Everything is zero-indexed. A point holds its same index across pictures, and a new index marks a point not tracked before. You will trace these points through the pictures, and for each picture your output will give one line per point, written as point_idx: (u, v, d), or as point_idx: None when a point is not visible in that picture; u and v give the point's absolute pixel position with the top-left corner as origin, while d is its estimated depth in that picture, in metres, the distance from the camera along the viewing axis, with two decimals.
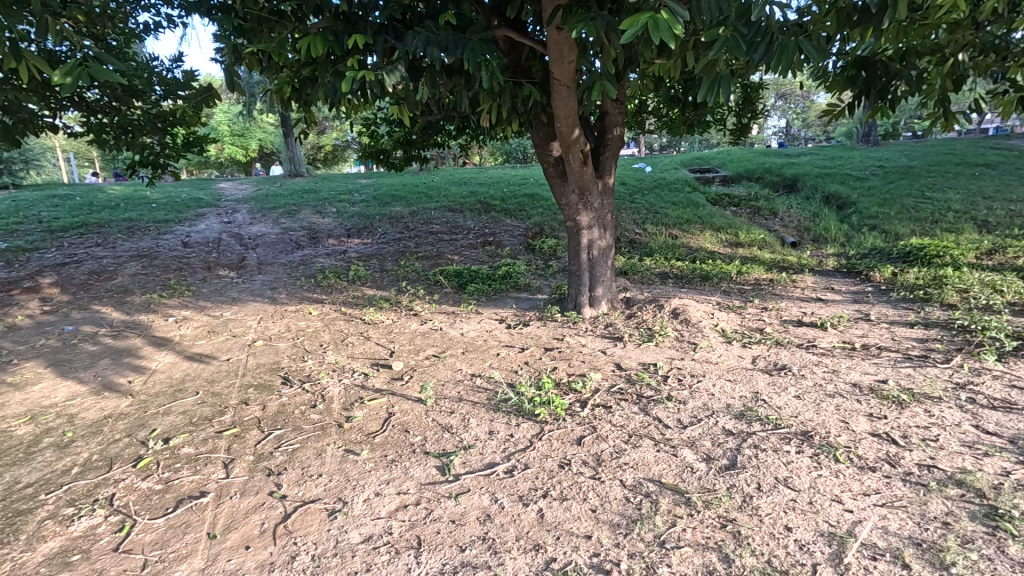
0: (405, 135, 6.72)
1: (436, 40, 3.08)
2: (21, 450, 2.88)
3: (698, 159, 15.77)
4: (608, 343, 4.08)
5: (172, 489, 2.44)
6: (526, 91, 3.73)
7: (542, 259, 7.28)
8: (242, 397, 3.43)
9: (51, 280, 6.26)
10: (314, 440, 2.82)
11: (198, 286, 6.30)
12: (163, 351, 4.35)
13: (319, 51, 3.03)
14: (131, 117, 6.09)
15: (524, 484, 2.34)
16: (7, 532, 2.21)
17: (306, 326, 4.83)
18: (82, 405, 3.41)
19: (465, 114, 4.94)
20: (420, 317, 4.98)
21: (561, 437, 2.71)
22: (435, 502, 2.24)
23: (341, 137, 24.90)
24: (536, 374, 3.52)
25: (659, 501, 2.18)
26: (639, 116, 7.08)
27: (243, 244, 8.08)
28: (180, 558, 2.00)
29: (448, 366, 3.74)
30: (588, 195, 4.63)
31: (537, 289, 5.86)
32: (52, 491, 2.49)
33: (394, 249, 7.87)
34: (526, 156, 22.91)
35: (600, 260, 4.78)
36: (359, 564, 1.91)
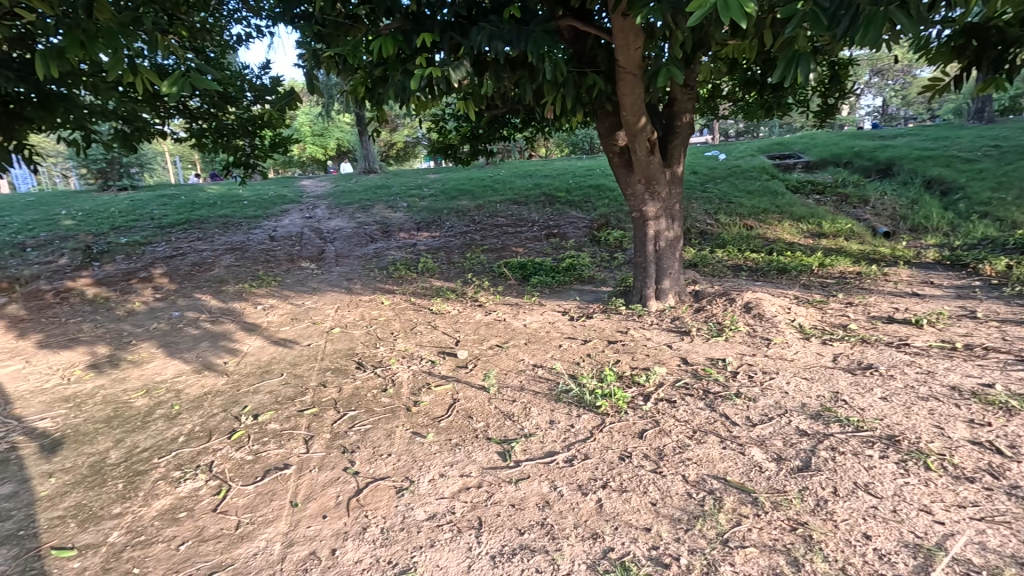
0: (471, 130, 6.86)
1: (499, 34, 3.13)
2: (139, 418, 3.29)
3: (778, 145, 14.79)
4: (675, 337, 3.97)
5: (261, 460, 2.69)
6: (591, 80, 3.69)
7: (608, 251, 7.17)
8: (321, 379, 3.70)
9: (162, 271, 7.02)
10: (385, 421, 2.99)
11: (283, 276, 6.81)
12: (253, 336, 4.77)
13: (389, 51, 3.18)
14: (227, 122, 6.66)
15: (584, 473, 2.35)
16: (128, 488, 2.54)
17: (378, 315, 5.10)
18: (187, 382, 3.83)
19: (530, 106, 4.96)
20: (485, 308, 5.10)
21: (622, 430, 2.68)
22: (496, 486, 2.31)
23: (412, 133, 25.78)
24: (598, 366, 3.51)
25: (723, 499, 2.11)
26: (712, 101, 6.74)
27: (322, 238, 8.62)
28: (267, 522, 2.20)
29: (510, 357, 3.81)
30: (655, 185, 4.51)
31: (601, 281, 5.80)
32: (163, 456, 2.82)
33: (461, 242, 8.07)
34: (592, 147, 22.50)
35: (667, 251, 4.66)
36: (423, 540, 2.01)
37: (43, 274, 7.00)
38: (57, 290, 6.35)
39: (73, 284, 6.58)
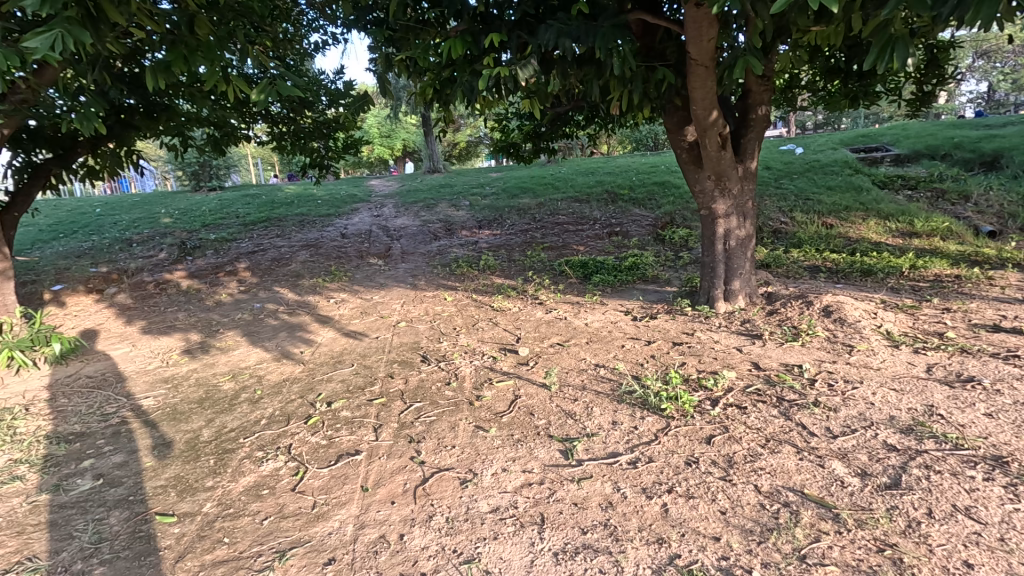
0: (534, 128, 6.88)
1: (567, 31, 3.12)
2: (227, 401, 3.58)
3: (863, 137, 13.70)
4: (745, 340, 3.79)
5: (335, 445, 2.85)
6: (660, 75, 3.59)
7: (673, 250, 6.96)
8: (389, 371, 3.86)
9: (245, 265, 7.57)
10: (449, 414, 3.07)
11: (352, 272, 7.15)
12: (326, 327, 5.05)
13: (458, 53, 3.26)
14: (304, 126, 7.05)
15: (648, 477, 2.30)
16: (219, 464, 2.78)
17: (441, 311, 5.23)
18: (267, 368, 4.12)
19: (595, 103, 4.91)
20: (545, 306, 5.10)
21: (689, 434, 2.60)
22: (559, 484, 2.31)
23: (475, 133, 26.16)
24: (663, 368, 3.42)
25: (800, 513, 2.00)
26: (790, 92, 6.36)
27: (388, 235, 8.95)
28: (340, 504, 2.33)
29: (572, 355, 3.79)
30: (726, 181, 4.32)
31: (666, 281, 5.64)
32: (248, 436, 3.05)
33: (521, 240, 8.11)
34: (657, 143, 21.84)
35: (738, 251, 4.45)
36: (487, 532, 2.05)
37: (146, 267, 7.75)
38: (158, 282, 7.02)
39: (170, 276, 7.24)
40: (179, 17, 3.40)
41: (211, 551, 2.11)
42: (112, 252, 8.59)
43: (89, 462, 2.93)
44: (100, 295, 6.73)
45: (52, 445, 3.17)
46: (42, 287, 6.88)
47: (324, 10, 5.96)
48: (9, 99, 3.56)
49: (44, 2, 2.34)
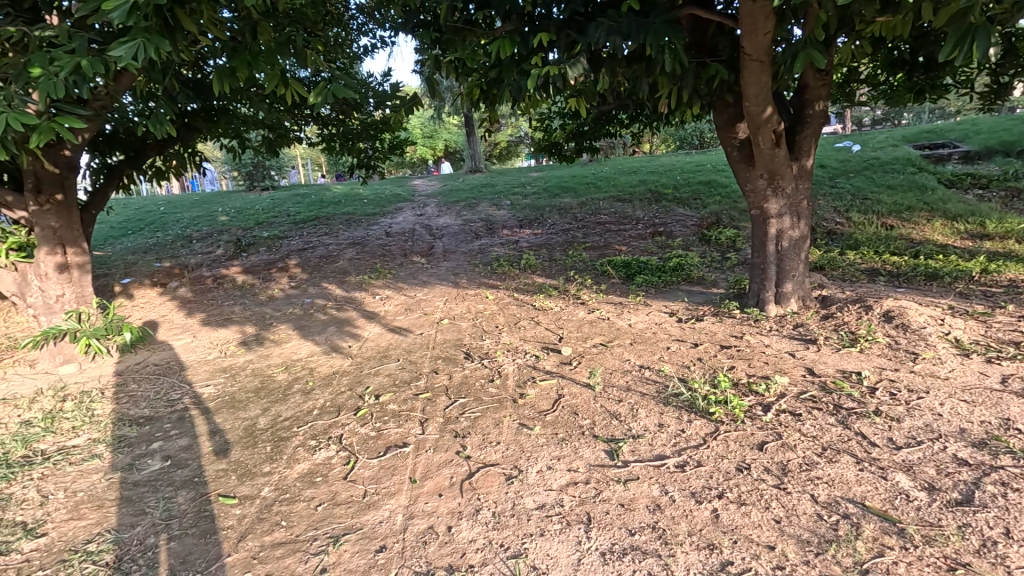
0: (577, 127, 6.84)
1: (618, 29, 3.09)
2: (281, 391, 3.75)
3: (929, 133, 12.89)
4: (798, 345, 3.66)
5: (383, 437, 2.93)
6: (712, 70, 3.51)
7: (719, 251, 6.77)
8: (433, 366, 3.93)
9: (296, 262, 7.88)
10: (493, 411, 3.11)
11: (396, 269, 7.32)
12: (372, 323, 5.20)
13: (507, 53, 3.29)
14: (352, 127, 7.26)
15: (697, 481, 2.26)
16: (275, 451, 2.91)
17: (483, 309, 5.29)
18: (317, 361, 4.28)
19: (641, 100, 4.83)
20: (587, 306, 5.07)
21: (739, 440, 2.54)
22: (604, 484, 2.30)
23: (516, 132, 26.15)
24: (711, 371, 3.33)
25: (861, 526, 1.92)
26: (848, 86, 6.06)
27: (431, 234, 9.10)
28: (389, 494, 2.39)
29: (615, 356, 3.75)
30: (779, 180, 4.17)
31: (712, 283, 5.50)
32: (301, 425, 3.18)
33: (563, 240, 8.07)
34: (702, 141, 21.26)
35: (791, 252, 4.29)
36: (533, 528, 2.07)
37: (205, 262, 8.19)
38: (215, 276, 7.40)
39: (227, 271, 7.62)
40: (245, 25, 3.58)
41: (270, 533, 2.22)
42: (175, 248, 9.12)
43: (158, 444, 3.13)
44: (164, 288, 7.16)
45: (125, 427, 3.40)
46: (113, 281, 7.38)
47: (374, 13, 6.14)
48: (89, 106, 3.72)
49: (129, 13, 2.50)
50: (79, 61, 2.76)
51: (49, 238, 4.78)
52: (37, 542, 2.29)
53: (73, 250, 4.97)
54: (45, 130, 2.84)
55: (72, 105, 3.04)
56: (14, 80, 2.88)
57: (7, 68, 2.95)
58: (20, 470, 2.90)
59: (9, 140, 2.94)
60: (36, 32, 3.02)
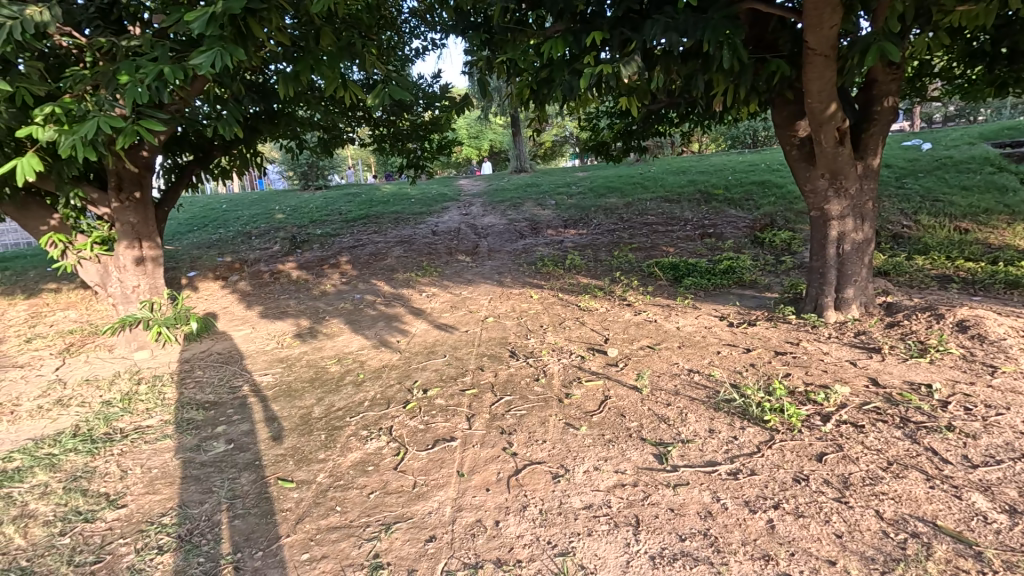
0: (625, 127, 6.76)
1: (675, 25, 3.03)
2: (334, 382, 3.90)
3: (1010, 130, 11.93)
4: (860, 354, 3.48)
5: (431, 430, 3.00)
6: (772, 67, 3.37)
7: (773, 254, 6.50)
8: (479, 363, 3.99)
9: (347, 259, 8.16)
10: (539, 409, 3.12)
11: (442, 267, 7.45)
12: (419, 319, 5.32)
13: (560, 52, 3.30)
14: (402, 129, 7.45)
15: (752, 489, 2.19)
16: (330, 439, 3.03)
17: (528, 308, 5.31)
18: (368, 355, 4.43)
19: (695, 98, 4.71)
20: (634, 307, 5.00)
21: (797, 449, 2.44)
22: (653, 488, 2.27)
23: (561, 132, 25.51)
24: (765, 378, 3.22)
25: (932, 546, 1.81)
26: (919, 80, 5.69)
27: (477, 233, 9.21)
28: (438, 486, 2.45)
29: (663, 359, 3.69)
30: (842, 180, 3.98)
31: (765, 286, 5.31)
32: (353, 416, 3.30)
33: (609, 240, 8.00)
34: (756, 140, 20.52)
35: (853, 255, 4.08)
36: (581, 527, 2.07)
37: (263, 257, 8.61)
38: (272, 271, 7.77)
39: (283, 267, 7.98)
40: (309, 31, 3.74)
41: (326, 517, 2.31)
42: (235, 244, 9.62)
43: (222, 427, 3.33)
44: (226, 281, 7.57)
45: (193, 410, 3.63)
46: (180, 274, 7.88)
47: (425, 16, 6.26)
48: (166, 109, 3.99)
49: (208, 23, 2.68)
50: (161, 68, 2.97)
51: (128, 233, 5.15)
52: (118, 512, 2.48)
53: (149, 244, 5.33)
54: (130, 132, 3.07)
55: (154, 109, 3.27)
56: (105, 87, 3.13)
57: (99, 75, 3.20)
58: (102, 445, 3.15)
59: (98, 142, 3.19)
60: (124, 42, 3.27)
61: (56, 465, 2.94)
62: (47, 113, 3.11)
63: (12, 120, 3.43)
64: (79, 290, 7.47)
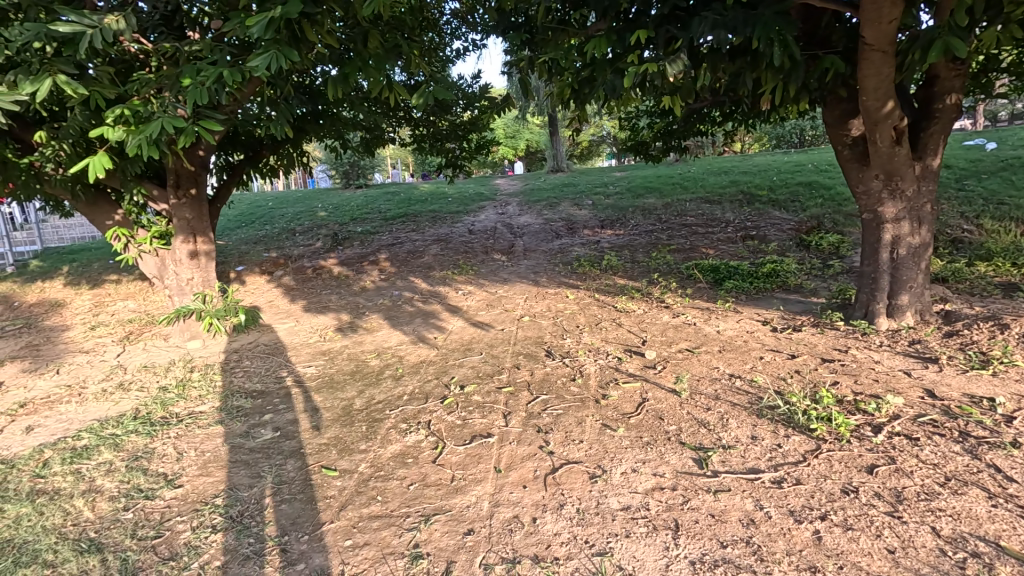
0: (666, 126, 6.65)
1: (723, 22, 2.96)
2: (374, 375, 4.01)
3: None
4: (915, 363, 3.32)
5: (469, 426, 3.04)
6: (826, 64, 3.22)
7: (820, 258, 6.27)
8: (515, 362, 4.01)
9: (386, 256, 8.34)
10: (575, 409, 3.12)
11: (479, 266, 7.53)
12: (456, 316, 5.39)
13: (604, 51, 3.28)
14: (441, 129, 7.55)
15: (797, 499, 2.13)
16: (370, 430, 3.12)
17: (564, 308, 5.29)
18: (406, 350, 4.53)
19: (741, 96, 4.59)
20: (672, 310, 4.91)
21: (846, 460, 2.36)
22: (692, 492, 2.24)
23: (597, 133, 25.44)
24: (811, 386, 3.11)
25: (995, 567, 1.72)
26: (985, 76, 5.37)
27: (513, 233, 9.24)
28: (476, 481, 2.48)
29: (703, 363, 3.62)
30: (898, 181, 3.80)
31: (811, 291, 5.13)
32: (392, 409, 3.38)
33: (646, 241, 7.89)
34: (803, 139, 19.80)
35: (909, 260, 3.89)
36: (618, 528, 2.06)
37: (306, 253, 8.90)
38: (315, 267, 8.02)
39: (324, 262, 8.22)
40: (357, 34, 3.84)
41: (367, 506, 2.38)
42: (281, 240, 9.98)
43: (269, 416, 3.47)
44: (271, 276, 7.87)
45: (242, 398, 3.80)
46: (230, 268, 8.23)
47: (467, 17, 6.32)
48: (222, 111, 4.18)
49: (266, 27, 2.80)
50: (221, 71, 3.11)
51: (184, 228, 5.42)
52: (175, 491, 2.63)
53: (203, 239, 5.60)
54: (190, 132, 3.23)
55: (212, 111, 3.44)
56: (169, 90, 3.31)
57: (163, 79, 3.39)
58: (160, 428, 3.34)
59: (161, 142, 3.38)
60: (185, 47, 3.44)
61: (119, 445, 3.14)
62: (117, 115, 3.31)
63: (85, 121, 3.68)
64: (137, 282, 7.91)
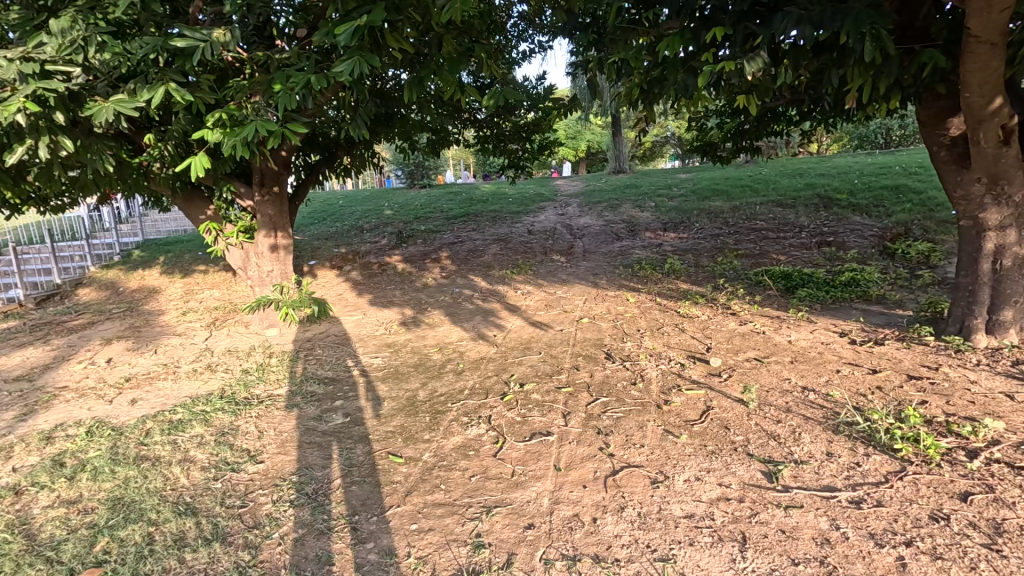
0: (737, 126, 6.39)
1: (809, 16, 2.80)
2: (436, 369, 4.14)
3: None
4: (1019, 386, 3.01)
5: (529, 423, 3.08)
6: (924, 58, 2.98)
7: (907, 268, 5.81)
8: (574, 362, 4.01)
9: (447, 254, 8.55)
10: (636, 413, 3.08)
11: (537, 266, 7.57)
12: (515, 315, 5.46)
13: (677, 50, 3.22)
14: (505, 130, 7.63)
15: (878, 522, 2.01)
16: (434, 421, 3.23)
17: (624, 311, 5.22)
18: (466, 346, 4.64)
19: (823, 95, 4.34)
20: (739, 317, 4.73)
21: (935, 485, 2.19)
22: (761, 506, 2.16)
23: (662, 133, 24.77)
24: (896, 404, 2.90)
25: None
26: None
27: (572, 234, 9.21)
28: (536, 477, 2.52)
29: (772, 373, 3.46)
30: (1004, 185, 3.47)
31: (896, 303, 4.77)
32: (454, 402, 3.48)
33: (711, 245, 7.62)
34: (890, 139, 18.39)
35: (1015, 272, 3.53)
36: (681, 536, 2.02)
37: (373, 250, 9.29)
38: (381, 263, 8.37)
39: (390, 259, 8.55)
40: (431, 39, 3.98)
41: (431, 493, 2.48)
42: (350, 237, 10.48)
43: (340, 402, 3.67)
44: (340, 270, 8.28)
45: (315, 384, 4.04)
46: (304, 262, 8.75)
47: (534, 18, 6.38)
48: (305, 113, 4.46)
49: (352, 35, 2.98)
50: (309, 78, 3.33)
51: (266, 223, 5.82)
52: (258, 466, 2.85)
53: (282, 235, 5.98)
54: (279, 134, 3.47)
55: (297, 114, 3.67)
56: (262, 95, 3.57)
57: (256, 85, 3.65)
58: (244, 407, 3.63)
59: (253, 143, 3.66)
60: (276, 55, 3.70)
61: (209, 420, 3.43)
62: (216, 119, 3.62)
63: (187, 125, 4.05)
64: (222, 272, 8.57)
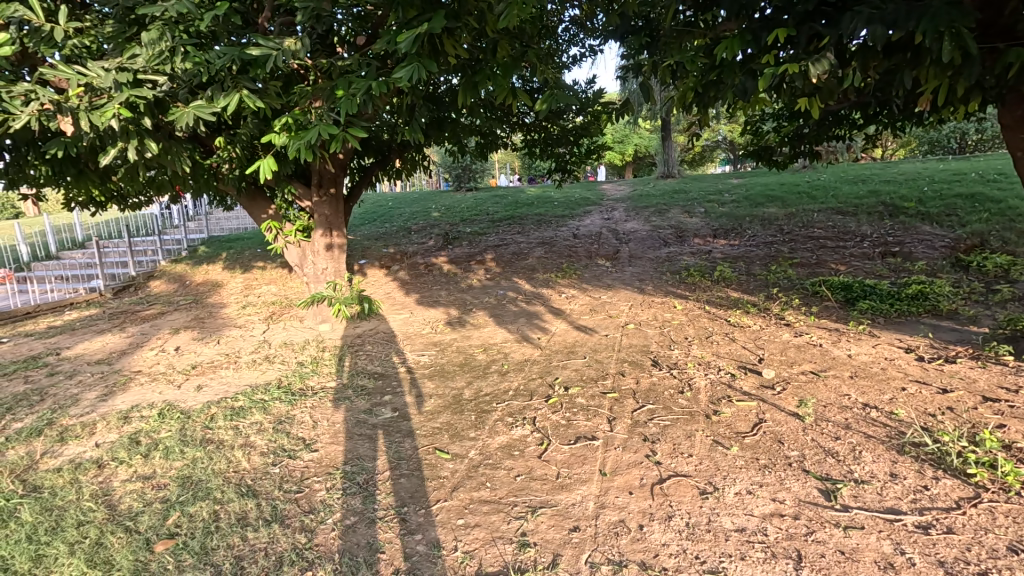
0: (795, 129, 6.16)
1: (880, 15, 2.69)
2: (481, 369, 4.19)
3: None
4: None
5: (574, 426, 3.08)
6: (1010, 57, 2.78)
7: (982, 281, 5.43)
8: (619, 368, 3.97)
9: (492, 256, 8.64)
10: (684, 422, 3.02)
11: (582, 270, 7.53)
12: (560, 319, 5.46)
13: (737, 51, 3.15)
14: (553, 134, 7.65)
15: (949, 549, 1.90)
16: (479, 420, 3.28)
17: (671, 318, 5.13)
18: (510, 347, 4.68)
19: (892, 97, 4.12)
20: (794, 329, 4.54)
21: (1014, 515, 2.05)
22: (819, 524, 2.07)
23: (713, 138, 24.11)
24: (969, 427, 2.72)
25: None
26: None
27: (618, 238, 9.11)
28: (581, 480, 2.52)
29: (830, 388, 3.31)
30: None
31: (969, 318, 4.46)
32: (499, 402, 3.52)
33: (764, 253, 7.36)
34: (965, 143, 17.21)
35: None
36: (732, 549, 1.98)
37: (420, 251, 9.50)
38: (427, 263, 8.55)
39: (436, 260, 8.72)
40: (485, 45, 4.06)
41: (477, 490, 2.52)
42: (399, 238, 10.76)
43: (389, 397, 3.78)
44: (389, 270, 8.52)
45: (364, 378, 4.18)
46: (354, 261, 9.05)
47: (586, 22, 6.37)
48: (363, 118, 4.63)
49: (413, 43, 3.09)
50: (370, 84, 3.48)
51: (323, 223, 6.07)
52: (313, 454, 2.98)
53: (337, 234, 6.21)
54: (340, 137, 3.63)
55: (357, 118, 3.82)
56: (325, 100, 3.74)
57: (320, 91, 3.83)
58: (299, 398, 3.80)
59: (316, 146, 3.84)
60: (338, 62, 3.86)
61: (267, 409, 3.62)
62: (282, 123, 3.84)
63: (255, 129, 4.30)
64: (279, 269, 8.98)
